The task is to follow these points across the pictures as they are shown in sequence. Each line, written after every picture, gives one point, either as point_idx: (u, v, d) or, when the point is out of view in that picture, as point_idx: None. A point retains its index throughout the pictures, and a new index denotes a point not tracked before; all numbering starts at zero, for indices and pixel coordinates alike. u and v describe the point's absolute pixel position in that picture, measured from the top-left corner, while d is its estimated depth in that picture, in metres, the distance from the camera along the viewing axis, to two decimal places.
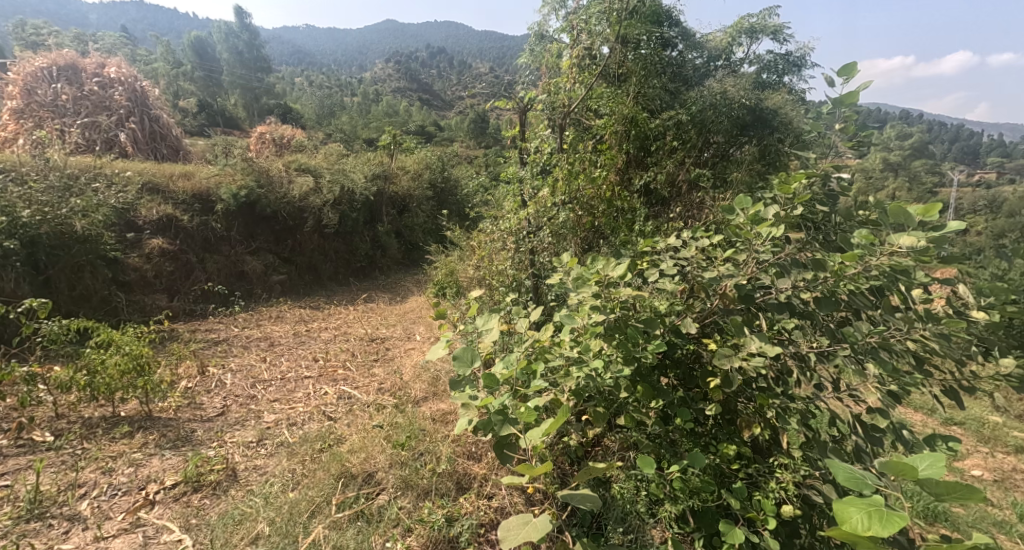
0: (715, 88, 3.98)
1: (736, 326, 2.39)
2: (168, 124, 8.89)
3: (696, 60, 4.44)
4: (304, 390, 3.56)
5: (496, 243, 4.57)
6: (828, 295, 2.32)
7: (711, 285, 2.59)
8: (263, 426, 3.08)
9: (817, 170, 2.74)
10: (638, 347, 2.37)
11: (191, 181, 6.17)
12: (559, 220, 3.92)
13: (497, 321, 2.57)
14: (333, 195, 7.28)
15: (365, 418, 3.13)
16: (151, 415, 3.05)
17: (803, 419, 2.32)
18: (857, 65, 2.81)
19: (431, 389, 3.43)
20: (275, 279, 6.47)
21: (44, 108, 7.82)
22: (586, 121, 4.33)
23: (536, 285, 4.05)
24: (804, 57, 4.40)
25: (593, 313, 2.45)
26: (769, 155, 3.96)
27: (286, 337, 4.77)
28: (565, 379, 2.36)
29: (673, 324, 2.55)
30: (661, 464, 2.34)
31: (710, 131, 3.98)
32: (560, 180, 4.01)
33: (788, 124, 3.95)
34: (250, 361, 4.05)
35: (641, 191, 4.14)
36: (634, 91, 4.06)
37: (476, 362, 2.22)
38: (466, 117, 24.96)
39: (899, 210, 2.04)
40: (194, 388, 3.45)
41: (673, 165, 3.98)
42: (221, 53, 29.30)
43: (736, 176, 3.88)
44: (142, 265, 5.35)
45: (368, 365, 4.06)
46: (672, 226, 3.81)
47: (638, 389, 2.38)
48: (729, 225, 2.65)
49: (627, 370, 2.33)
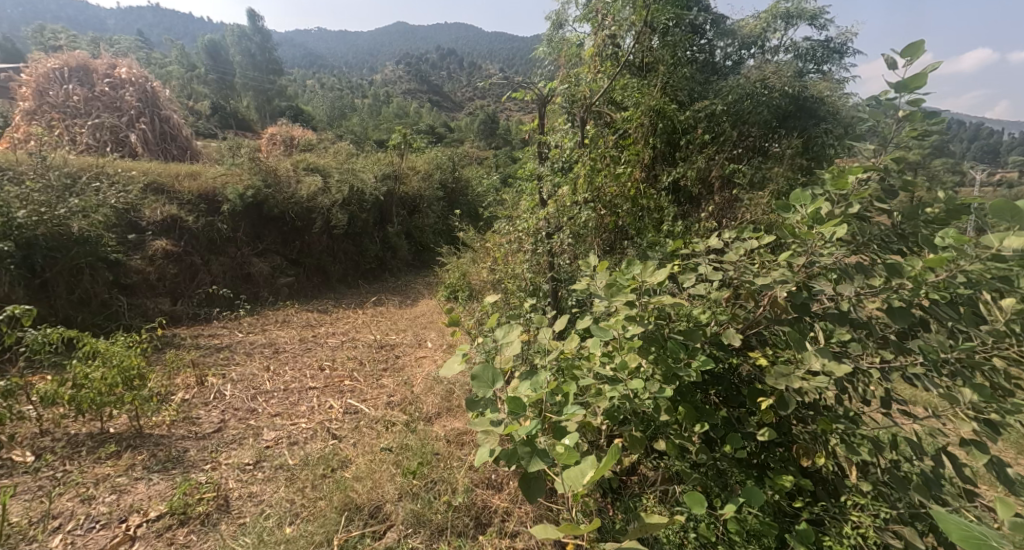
0: (753, 76, 3.66)
1: (794, 340, 2.11)
2: (180, 125, 8.75)
3: (726, 50, 4.11)
4: (308, 403, 3.31)
5: (512, 244, 4.30)
6: (902, 305, 2.04)
7: (758, 291, 2.33)
8: (262, 444, 2.83)
9: (876, 162, 2.43)
10: (680, 363, 2.15)
11: (196, 181, 5.97)
12: (580, 220, 3.70)
13: (519, 332, 2.30)
14: (342, 195, 7.03)
15: (373, 437, 2.88)
16: (141, 432, 2.81)
17: (874, 447, 2.03)
18: (925, 44, 2.49)
19: (444, 404, 3.16)
20: (282, 281, 6.26)
21: (55, 109, 7.70)
22: (608, 114, 4.11)
23: (555, 289, 3.76)
24: (846, 43, 4.06)
25: (629, 324, 2.18)
26: (814, 148, 3.58)
27: (291, 343, 4.53)
28: (597, 399, 2.10)
29: (715, 335, 2.32)
30: (710, 499, 2.06)
31: (747, 124, 3.63)
32: (583, 177, 3.78)
33: (836, 113, 3.56)
34: (252, 371, 3.82)
35: (669, 189, 3.87)
36: (662, 82, 3.83)
37: (499, 382, 1.90)
38: (476, 118, 24.74)
39: (1005, 207, 1.76)
40: (191, 401, 3.22)
41: (704, 161, 3.68)
42: (234, 56, 29.38)
43: (776, 171, 3.53)
44: (145, 267, 5.14)
45: (377, 375, 3.81)
46: (705, 226, 3.51)
47: (680, 412, 2.12)
48: (784, 224, 2.31)
49: (668, 389, 2.07)
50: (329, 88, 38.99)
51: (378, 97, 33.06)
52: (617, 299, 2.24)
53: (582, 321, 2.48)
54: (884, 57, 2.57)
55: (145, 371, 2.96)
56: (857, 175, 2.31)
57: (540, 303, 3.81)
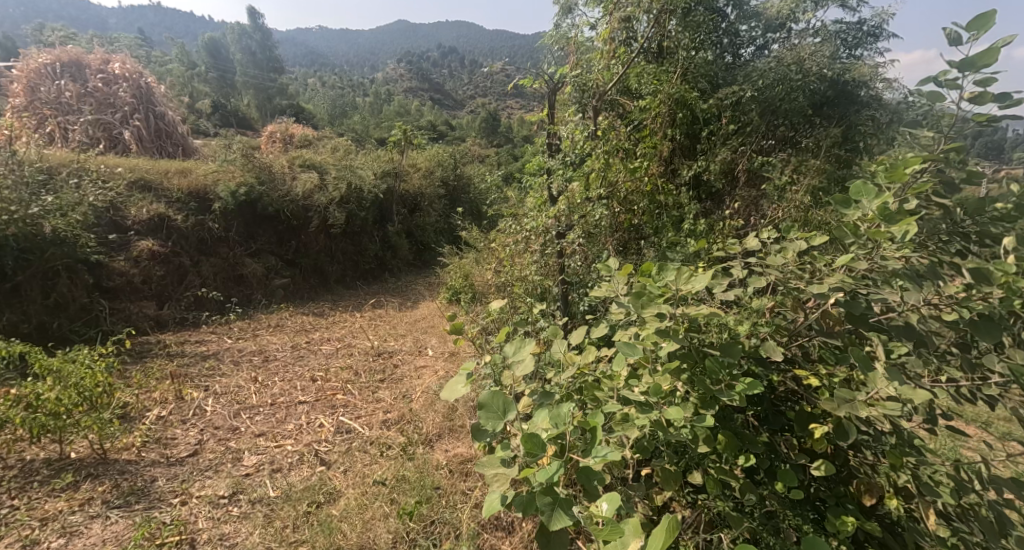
0: (786, 57, 3.25)
1: (857, 359, 1.80)
2: (175, 121, 8.45)
3: (747, 34, 3.69)
4: (296, 421, 3.02)
5: (518, 245, 3.98)
6: (992, 318, 1.76)
7: (804, 300, 2.03)
8: (241, 473, 2.55)
9: (937, 151, 2.12)
10: (719, 386, 1.86)
11: (187, 178, 5.67)
12: (594, 217, 3.43)
13: (531, 349, 2.02)
14: (339, 193, 6.72)
15: (367, 463, 2.60)
16: (105, 459, 2.52)
17: (953, 486, 1.74)
18: (997, 15, 2.17)
19: (446, 424, 2.89)
20: (277, 283, 5.97)
21: (47, 105, 7.39)
22: (623, 104, 3.82)
23: (565, 293, 3.46)
24: (881, 26, 3.61)
25: (662, 340, 1.88)
26: (853, 137, 3.19)
27: (283, 350, 4.24)
28: (627, 429, 1.81)
29: (754, 349, 2.04)
30: (759, 546, 1.77)
31: (777, 113, 3.26)
32: (596, 171, 3.55)
33: (880, 99, 3.18)
34: (238, 383, 3.53)
35: (689, 184, 3.59)
36: (681, 68, 3.56)
37: (511, 412, 1.60)
38: (478, 116, 24.30)
39: None
40: (167, 418, 2.94)
41: (728, 153, 3.40)
42: (235, 54, 29.06)
43: (814, 164, 3.14)
44: (129, 270, 4.85)
45: (373, 387, 3.52)
46: (731, 225, 3.22)
47: (721, 442, 1.82)
48: (843, 223, 1.97)
49: (709, 417, 1.78)
50: (330, 87, 38.58)
51: (381, 96, 32.56)
52: (646, 311, 1.93)
53: (604, 334, 2.19)
54: (944, 32, 2.28)
55: (113, 388, 2.67)
56: (908, 167, 1.97)
57: (549, 308, 3.52)
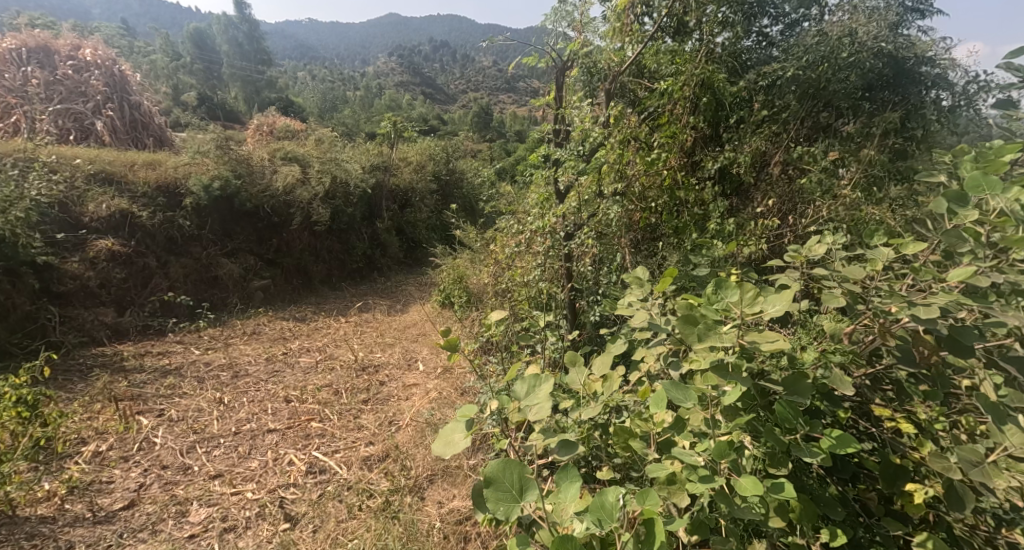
0: (834, 29, 2.83)
1: (983, 406, 1.39)
2: (152, 112, 7.88)
3: (780, 7, 3.15)
4: (261, 457, 2.69)
5: (522, 247, 3.53)
6: None
7: (891, 324, 1.57)
8: (184, 534, 2.24)
9: None
10: (794, 438, 1.44)
11: (155, 171, 5.18)
12: (607, 215, 2.95)
13: (550, 387, 1.62)
14: (324, 187, 6.21)
15: (342, 520, 2.27)
16: (9, 516, 2.21)
17: None
18: None
19: (438, 465, 2.53)
20: (256, 285, 5.47)
21: (9, 91, 6.78)
22: (636, 90, 3.39)
23: (572, 302, 3.12)
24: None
25: (724, 379, 1.45)
26: (913, 120, 2.78)
27: (256, 362, 3.77)
28: (676, 496, 1.40)
29: (820, 383, 1.61)
30: None
31: (821, 95, 2.85)
32: (610, 165, 3.06)
33: (945, 75, 2.75)
34: (199, 406, 3.10)
35: (714, 177, 3.11)
36: (707, 46, 3.08)
37: (530, 491, 1.26)
38: (471, 110, 23.63)
39: None
40: (107, 453, 2.65)
41: (762, 142, 2.96)
42: (222, 46, 28.24)
43: (870, 153, 2.71)
44: (84, 272, 4.36)
45: (355, 411, 3.11)
46: (763, 225, 2.75)
47: (800, 514, 1.40)
48: (957, 225, 1.52)
49: (790, 483, 1.35)
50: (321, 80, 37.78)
51: (373, 90, 31.82)
52: (700, 344, 1.51)
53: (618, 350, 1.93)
54: None
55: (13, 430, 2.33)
56: (1016, 153, 1.59)
57: (555, 319, 3.12)
